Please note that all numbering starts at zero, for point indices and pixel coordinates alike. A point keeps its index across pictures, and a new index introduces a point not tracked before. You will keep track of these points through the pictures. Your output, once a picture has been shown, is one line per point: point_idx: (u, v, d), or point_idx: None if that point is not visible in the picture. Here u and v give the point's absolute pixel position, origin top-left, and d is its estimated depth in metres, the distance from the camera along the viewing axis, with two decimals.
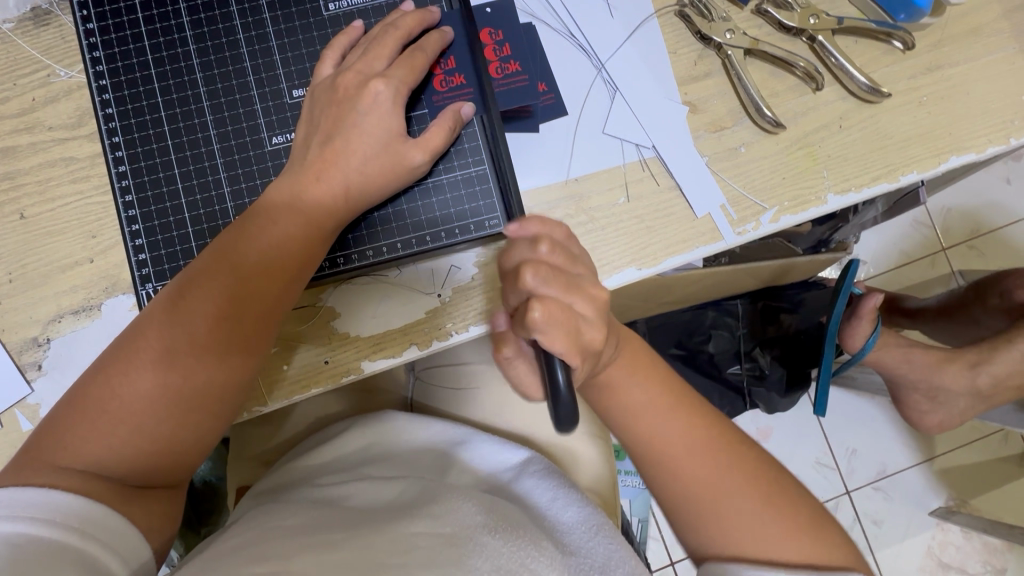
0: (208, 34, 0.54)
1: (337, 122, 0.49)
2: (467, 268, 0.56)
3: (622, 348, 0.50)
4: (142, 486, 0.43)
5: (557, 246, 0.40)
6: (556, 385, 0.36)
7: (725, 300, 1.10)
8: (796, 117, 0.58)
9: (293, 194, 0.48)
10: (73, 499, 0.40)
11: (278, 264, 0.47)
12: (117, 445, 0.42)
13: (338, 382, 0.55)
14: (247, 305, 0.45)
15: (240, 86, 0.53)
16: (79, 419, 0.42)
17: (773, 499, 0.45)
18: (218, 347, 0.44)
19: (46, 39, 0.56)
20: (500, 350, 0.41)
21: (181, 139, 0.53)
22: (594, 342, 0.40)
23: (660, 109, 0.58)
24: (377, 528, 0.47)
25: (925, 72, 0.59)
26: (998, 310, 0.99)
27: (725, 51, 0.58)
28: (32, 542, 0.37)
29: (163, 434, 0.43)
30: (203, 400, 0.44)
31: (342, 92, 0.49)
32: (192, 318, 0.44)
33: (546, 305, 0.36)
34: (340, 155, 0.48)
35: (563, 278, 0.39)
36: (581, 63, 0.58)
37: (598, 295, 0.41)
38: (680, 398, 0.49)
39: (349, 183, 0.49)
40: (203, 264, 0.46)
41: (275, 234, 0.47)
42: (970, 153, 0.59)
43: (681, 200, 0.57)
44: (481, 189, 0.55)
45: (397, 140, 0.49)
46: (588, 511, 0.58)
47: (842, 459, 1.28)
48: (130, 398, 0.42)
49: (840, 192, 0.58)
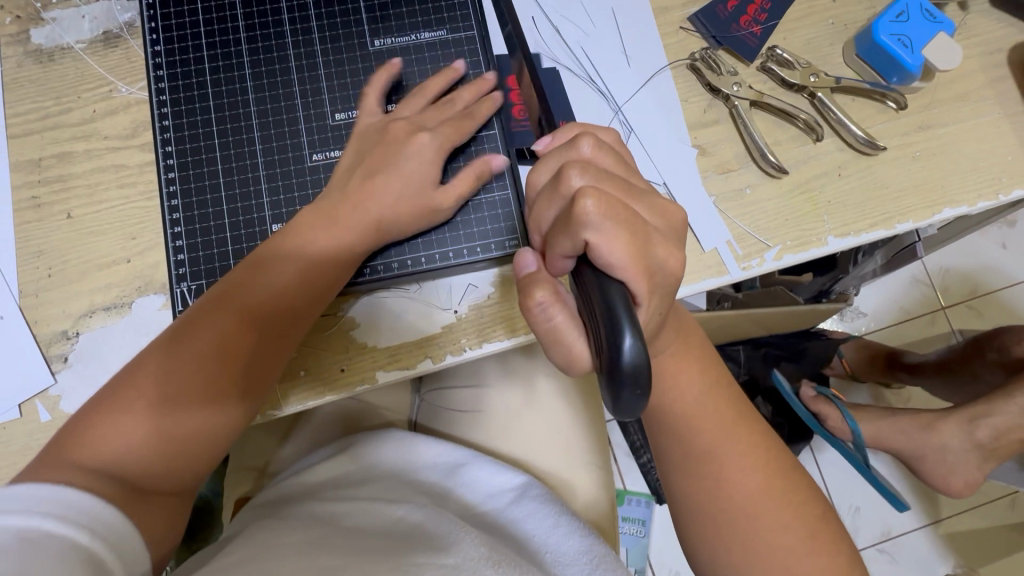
0: (264, 62, 0.59)
1: (381, 161, 0.53)
2: (484, 287, 0.59)
3: (682, 338, 0.48)
4: (149, 490, 0.44)
5: (603, 147, 0.41)
6: (622, 346, 0.32)
7: (726, 346, 1.10)
8: (799, 164, 0.62)
9: (329, 220, 0.52)
10: (90, 499, 0.39)
11: (303, 289, 0.50)
12: (134, 450, 0.43)
13: (352, 391, 0.57)
14: (272, 324, 0.49)
15: (288, 108, 0.58)
16: (102, 421, 0.43)
17: (786, 522, 0.45)
18: (241, 360, 0.47)
19: (113, 59, 0.61)
20: (530, 294, 0.39)
21: (229, 152, 0.57)
22: (668, 263, 0.38)
23: (671, 150, 0.62)
24: (377, 554, 0.46)
25: (917, 130, 0.64)
26: (997, 364, 1.00)
27: (732, 101, 0.63)
28: (48, 538, 0.36)
29: (179, 441, 0.45)
30: (222, 411, 0.46)
31: (390, 136, 0.54)
32: (222, 333, 0.47)
33: (602, 197, 0.35)
34: (375, 192, 0.52)
35: (618, 181, 0.38)
36: (600, 105, 0.63)
37: (669, 210, 0.40)
38: (727, 411, 0.48)
39: (381, 216, 0.52)
40: (232, 285, 0.49)
41: (303, 261, 0.50)
42: (961, 207, 0.62)
43: (689, 233, 0.60)
44: (504, 212, 0.58)
45: (426, 187, 0.53)
46: (589, 541, 0.58)
47: (845, 516, 1.26)
48: (148, 406, 0.44)
49: (840, 235, 0.61)
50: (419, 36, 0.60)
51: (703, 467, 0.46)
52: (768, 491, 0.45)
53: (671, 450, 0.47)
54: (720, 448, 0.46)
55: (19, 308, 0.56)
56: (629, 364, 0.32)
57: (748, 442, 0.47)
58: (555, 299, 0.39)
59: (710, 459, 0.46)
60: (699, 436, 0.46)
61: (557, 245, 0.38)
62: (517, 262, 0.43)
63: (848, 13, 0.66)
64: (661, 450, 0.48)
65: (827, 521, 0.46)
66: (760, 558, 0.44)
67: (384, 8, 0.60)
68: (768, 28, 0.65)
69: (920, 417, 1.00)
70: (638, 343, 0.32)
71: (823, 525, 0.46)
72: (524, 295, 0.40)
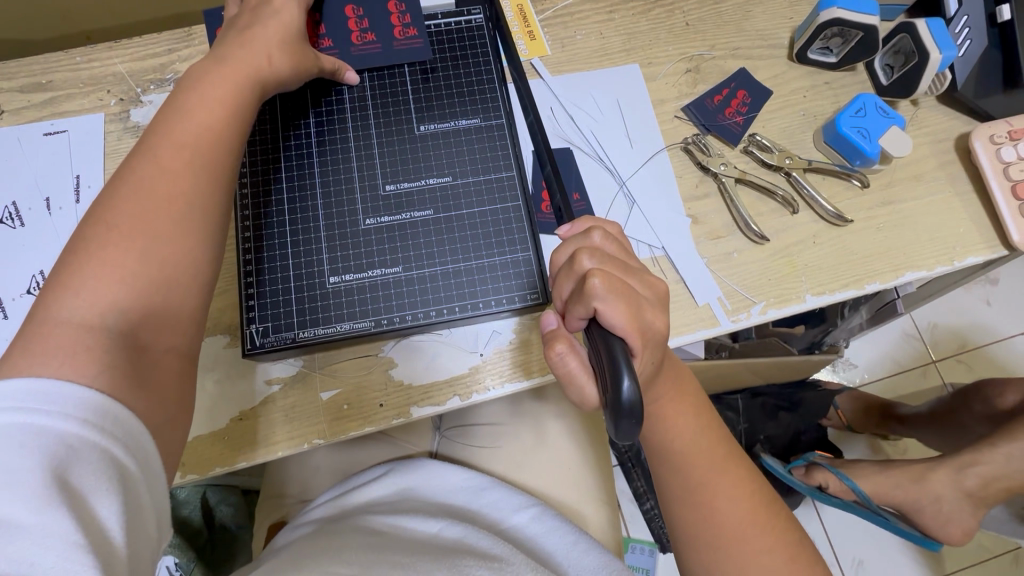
0: (327, 136, 0.68)
1: (242, 43, 0.58)
2: (507, 333, 0.67)
3: (678, 381, 0.55)
4: (142, 346, 0.45)
5: (609, 237, 0.50)
6: (622, 389, 0.39)
7: (726, 394, 1.18)
8: (779, 233, 0.72)
9: (204, 81, 0.55)
10: (106, 401, 0.40)
11: (221, 138, 0.53)
12: (110, 296, 0.44)
13: (389, 424, 0.64)
14: (199, 167, 0.51)
15: (346, 178, 0.67)
16: (56, 298, 0.43)
17: (775, 544, 0.50)
18: (192, 155, 0.51)
19: None
20: (552, 347, 0.48)
21: (293, 213, 0.65)
22: (657, 325, 0.47)
23: (668, 218, 0.73)
24: (432, 555, 0.53)
25: (880, 205, 0.74)
26: (983, 416, 1.06)
27: (720, 178, 0.74)
28: (67, 434, 0.37)
29: (153, 280, 0.46)
30: (180, 241, 0.48)
31: (237, 27, 0.60)
32: (158, 192, 0.48)
33: (606, 277, 0.45)
34: (242, 58, 0.57)
35: (619, 263, 0.48)
36: (607, 180, 0.74)
37: (654, 282, 0.49)
38: (718, 445, 0.54)
39: (268, 53, 0.59)
40: (149, 150, 0.50)
41: (195, 101, 0.53)
42: (922, 271, 0.72)
43: (685, 291, 0.70)
44: (527, 270, 0.66)
45: (296, 45, 0.61)
46: (606, 557, 0.63)
47: (849, 569, 1.28)
48: (110, 271, 0.45)
49: (817, 294, 0.70)
50: (458, 122, 0.70)
51: (702, 494, 0.51)
52: (758, 517, 0.51)
53: (670, 481, 0.53)
54: (717, 478, 0.52)
55: None
56: (628, 400, 0.39)
57: (736, 475, 0.52)
58: (571, 350, 0.48)
59: (705, 488, 0.51)
60: (691, 468, 0.52)
61: (570, 308, 0.47)
62: (542, 321, 0.52)
63: (816, 106, 0.78)
64: (661, 481, 0.54)
65: (807, 545, 0.52)
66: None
67: (430, 97, 0.71)
68: (749, 118, 0.77)
69: (909, 468, 1.03)
70: (634, 387, 0.39)
71: (807, 548, 0.52)
72: (547, 347, 0.49)
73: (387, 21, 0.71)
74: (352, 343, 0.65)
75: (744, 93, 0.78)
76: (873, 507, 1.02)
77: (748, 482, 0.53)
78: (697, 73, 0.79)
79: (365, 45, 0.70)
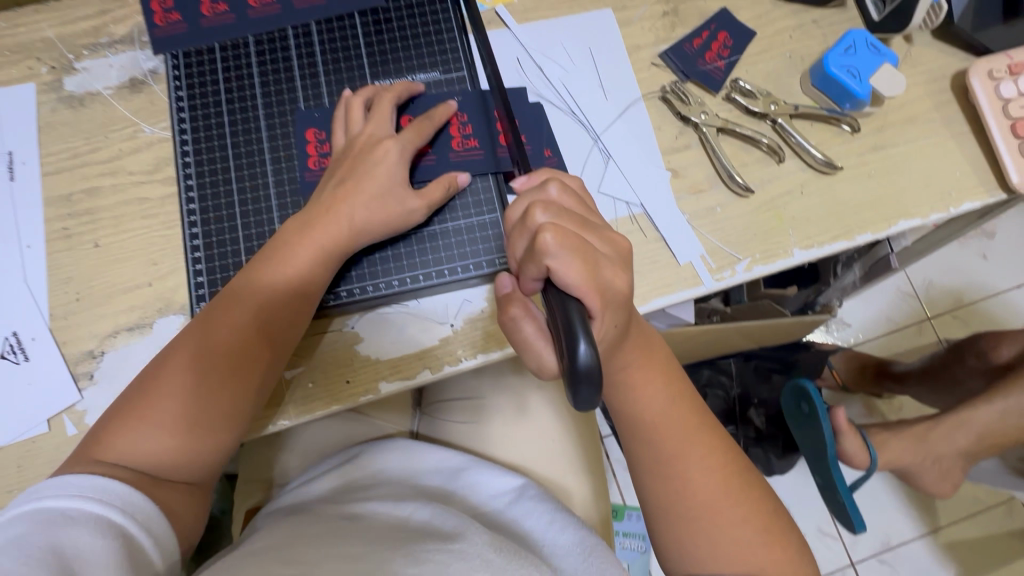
0: (276, 103, 0.67)
1: (352, 170, 0.59)
2: (478, 301, 0.64)
3: (648, 346, 0.51)
4: (166, 478, 0.52)
5: (567, 190, 0.47)
6: (578, 354, 0.36)
7: (718, 359, 1.17)
8: (764, 184, 0.68)
9: (305, 231, 0.58)
10: (131, 493, 0.48)
11: (294, 303, 0.57)
12: (159, 442, 0.52)
13: (357, 401, 0.61)
14: (262, 339, 0.56)
15: (297, 144, 0.65)
16: (131, 415, 0.52)
17: (750, 516, 0.48)
18: (268, 330, 0.56)
19: (137, 102, 0.67)
20: (506, 311, 0.47)
21: (244, 183, 0.64)
22: (617, 283, 0.43)
23: (646, 173, 0.68)
24: (392, 544, 0.51)
25: (871, 151, 0.70)
26: (978, 371, 1.04)
27: (701, 128, 0.69)
28: (84, 514, 0.45)
29: (195, 432, 0.53)
30: (206, 428, 0.53)
31: (358, 150, 0.60)
32: (224, 356, 0.54)
33: (559, 231, 0.41)
34: (350, 194, 0.58)
35: (577, 218, 0.44)
36: (580, 135, 0.69)
37: (616, 240, 0.46)
38: (693, 413, 0.51)
39: (353, 218, 0.58)
40: (235, 303, 0.56)
41: (287, 262, 0.57)
42: (916, 219, 0.68)
43: (666, 250, 0.66)
44: (494, 234, 0.64)
45: (401, 188, 0.59)
46: (582, 533, 0.61)
47: (844, 526, 1.27)
48: (163, 411, 0.52)
49: (805, 248, 0.66)
50: (416, 77, 0.68)
51: (672, 464, 0.49)
52: (731, 487, 0.49)
53: (640, 453, 0.50)
54: (685, 448, 0.49)
55: (49, 330, 0.61)
56: (585, 368, 0.36)
57: (706, 443, 0.50)
58: (527, 315, 0.46)
59: (682, 460, 0.49)
60: (666, 439, 0.49)
61: (524, 269, 0.43)
62: (497, 283, 0.49)
63: (803, 47, 0.73)
64: (630, 453, 0.52)
65: (781, 507, 0.51)
66: (726, 547, 0.47)
67: (384, 53, 0.69)
68: (731, 62, 0.72)
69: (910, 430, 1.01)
70: (590, 351, 0.36)
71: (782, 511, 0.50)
72: (502, 311, 0.48)
73: (486, 126, 0.67)
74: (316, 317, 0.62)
75: (726, 35, 0.73)
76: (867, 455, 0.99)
77: (718, 453, 0.50)
78: (675, 15, 0.73)
79: (468, 155, 0.66)
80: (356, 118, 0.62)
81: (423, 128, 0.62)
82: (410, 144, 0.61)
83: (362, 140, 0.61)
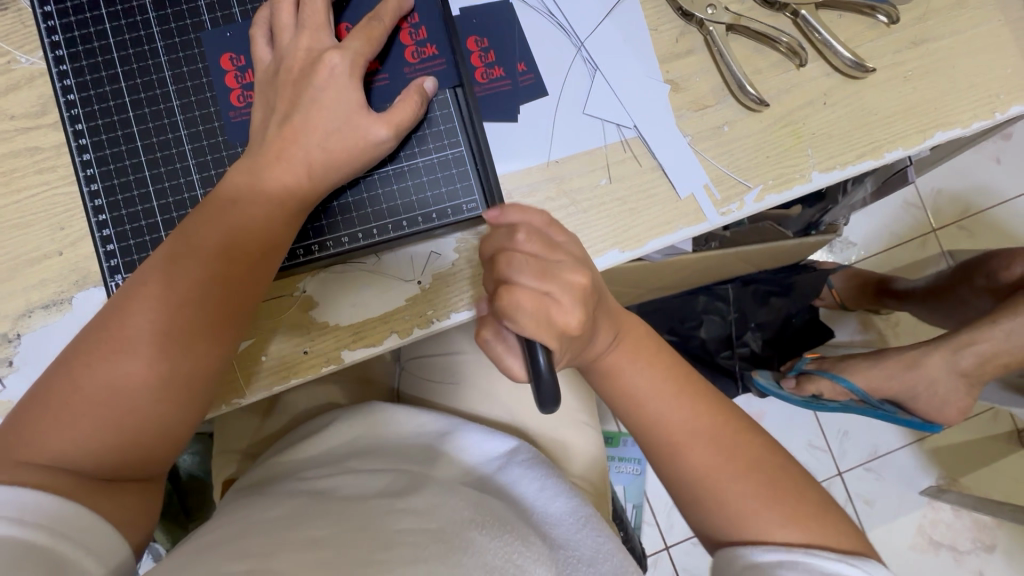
0: (174, 18, 0.53)
1: (294, 100, 0.48)
2: (448, 254, 0.55)
3: (622, 325, 0.47)
4: (120, 477, 0.42)
5: (535, 235, 0.38)
6: (537, 368, 0.34)
7: (715, 283, 1.06)
8: (780, 95, 0.57)
9: (254, 176, 0.47)
10: (57, 503, 0.39)
11: (255, 252, 0.46)
12: (99, 436, 0.41)
13: (317, 372, 0.54)
14: (220, 299, 0.44)
15: (207, 70, 0.53)
16: (57, 407, 0.41)
17: (755, 483, 0.44)
18: (230, 291, 0.45)
19: (4, 24, 0.54)
20: (478, 331, 0.41)
21: (147, 125, 0.53)
22: (573, 330, 0.36)
23: (640, 87, 0.57)
24: (366, 524, 0.46)
25: (910, 46, 0.58)
26: (984, 290, 0.93)
27: (707, 27, 0.57)
28: (0, 540, 0.36)
29: (143, 423, 0.42)
30: (163, 411, 0.43)
31: (296, 71, 0.48)
32: (173, 322, 0.43)
33: (514, 290, 0.35)
34: (301, 134, 0.47)
35: (540, 265, 0.36)
36: (560, 42, 0.57)
37: (583, 283, 0.38)
38: (688, 385, 0.47)
39: (311, 160, 0.48)
40: (182, 254, 0.44)
41: (240, 217, 0.46)
42: (955, 128, 0.58)
43: (663, 180, 0.56)
44: (458, 172, 0.54)
45: (358, 114, 0.48)
46: (575, 502, 0.58)
47: (833, 440, 1.26)
48: (105, 394, 0.41)
49: (825, 170, 0.57)
50: None
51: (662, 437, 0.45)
52: (726, 449, 0.45)
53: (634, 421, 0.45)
54: (678, 416, 0.45)
55: None
56: (543, 382, 0.34)
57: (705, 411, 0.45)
58: (498, 337, 0.39)
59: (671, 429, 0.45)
60: None
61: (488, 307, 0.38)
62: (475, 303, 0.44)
63: None
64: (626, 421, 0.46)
65: (789, 469, 0.46)
66: (726, 511, 0.44)
67: None
68: None
69: (904, 354, 0.93)
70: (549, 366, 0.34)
71: (789, 472, 0.46)
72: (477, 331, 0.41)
73: (442, 25, 0.54)
74: (281, 275, 0.54)
75: None
76: (873, 402, 0.96)
77: (716, 421, 0.46)
78: None
79: (426, 65, 0.54)
80: (285, 25, 0.49)
81: (373, 37, 0.50)
82: (360, 57, 0.49)
83: (298, 57, 0.48)
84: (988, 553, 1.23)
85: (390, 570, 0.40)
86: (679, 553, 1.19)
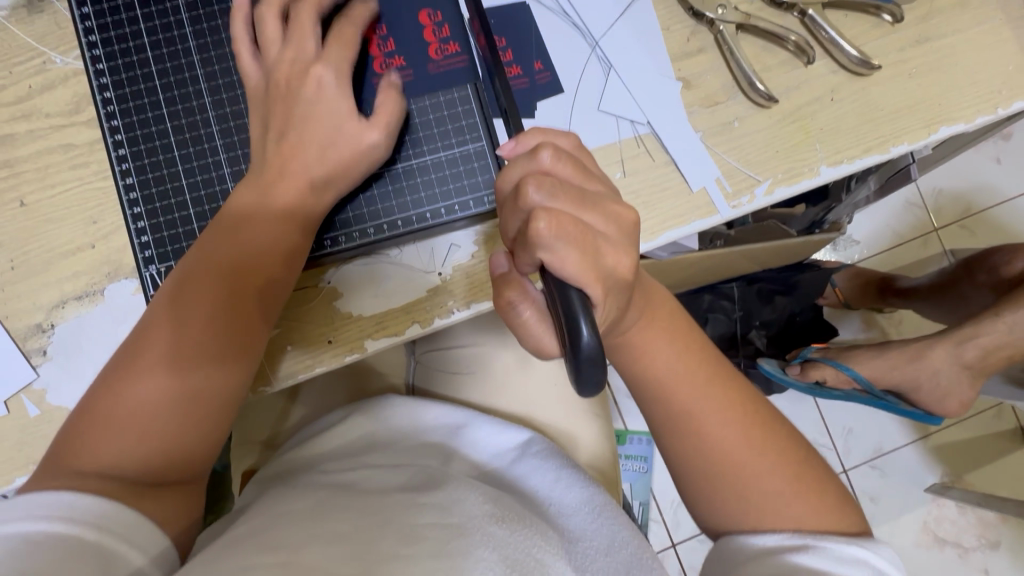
0: (206, 18, 0.56)
1: (320, 97, 0.50)
2: (467, 247, 0.57)
3: (649, 303, 0.48)
4: (163, 480, 0.43)
5: (562, 154, 0.38)
6: (579, 340, 0.32)
7: (720, 283, 1.08)
8: (788, 91, 0.59)
9: (278, 175, 0.49)
10: (102, 503, 0.39)
11: (278, 258, 0.48)
12: (141, 442, 0.43)
13: (341, 362, 0.56)
14: (247, 306, 0.47)
15: (238, 67, 0.55)
16: (100, 419, 0.43)
17: (768, 464, 0.46)
18: (256, 297, 0.47)
19: (41, 26, 0.56)
20: (502, 295, 0.39)
21: (180, 121, 0.55)
22: (620, 268, 0.37)
23: (653, 84, 0.59)
24: (388, 517, 0.47)
25: (914, 44, 0.60)
26: (986, 285, 0.95)
27: (717, 26, 0.59)
28: (50, 537, 0.36)
29: (187, 426, 0.44)
30: (199, 413, 0.45)
31: (321, 68, 0.50)
32: (205, 328, 0.45)
33: (555, 216, 0.34)
34: (327, 129, 0.49)
35: (576, 194, 0.37)
36: (576, 41, 0.59)
37: (621, 213, 0.38)
38: (703, 365, 0.48)
39: (338, 156, 0.50)
40: (210, 268, 0.47)
41: (262, 227, 0.48)
42: (959, 124, 0.59)
43: (676, 173, 0.58)
44: (479, 165, 0.56)
45: (383, 112, 0.51)
46: (589, 492, 0.59)
47: (838, 437, 1.27)
48: (145, 400, 0.43)
49: (833, 164, 0.59)
50: None
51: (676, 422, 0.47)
52: (743, 434, 0.46)
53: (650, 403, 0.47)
54: (692, 402, 0.47)
55: None
56: (588, 353, 0.32)
57: (717, 395, 0.47)
58: (525, 297, 0.39)
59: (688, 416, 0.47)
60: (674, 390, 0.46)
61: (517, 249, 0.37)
62: (490, 262, 0.42)
63: None
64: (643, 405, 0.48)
65: (798, 452, 0.47)
66: (741, 493, 0.46)
67: None
68: None
69: (907, 348, 0.95)
70: (595, 337, 0.32)
71: (801, 457, 0.47)
72: (497, 295, 0.40)
73: (465, 25, 0.57)
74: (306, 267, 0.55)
75: None
76: (876, 393, 0.97)
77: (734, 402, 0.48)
78: None
79: (449, 61, 0.57)
80: (306, 22, 0.50)
81: None
82: None
83: (324, 55, 0.50)
84: (993, 550, 1.24)
85: (410, 564, 0.42)
86: (686, 550, 1.20)
